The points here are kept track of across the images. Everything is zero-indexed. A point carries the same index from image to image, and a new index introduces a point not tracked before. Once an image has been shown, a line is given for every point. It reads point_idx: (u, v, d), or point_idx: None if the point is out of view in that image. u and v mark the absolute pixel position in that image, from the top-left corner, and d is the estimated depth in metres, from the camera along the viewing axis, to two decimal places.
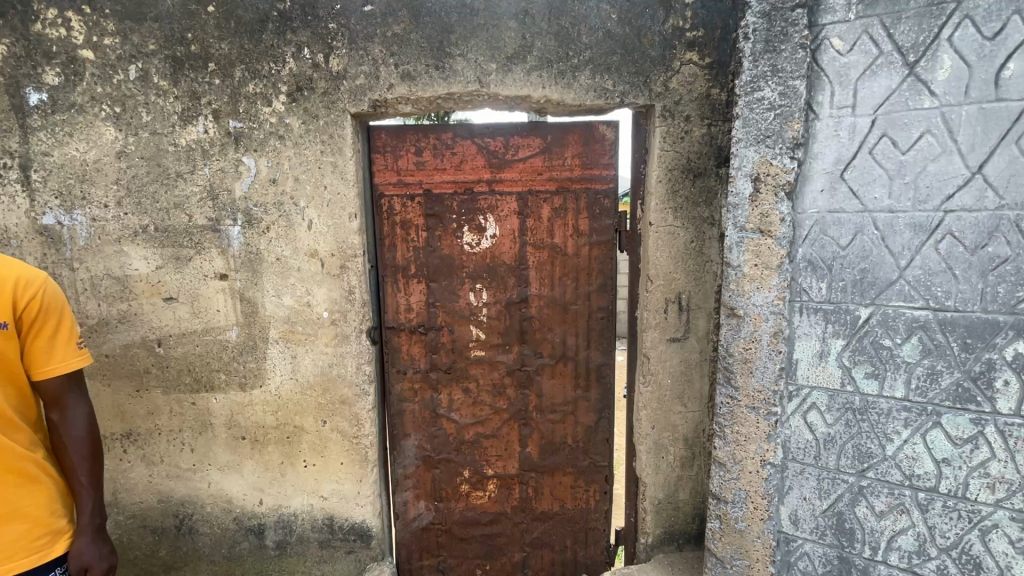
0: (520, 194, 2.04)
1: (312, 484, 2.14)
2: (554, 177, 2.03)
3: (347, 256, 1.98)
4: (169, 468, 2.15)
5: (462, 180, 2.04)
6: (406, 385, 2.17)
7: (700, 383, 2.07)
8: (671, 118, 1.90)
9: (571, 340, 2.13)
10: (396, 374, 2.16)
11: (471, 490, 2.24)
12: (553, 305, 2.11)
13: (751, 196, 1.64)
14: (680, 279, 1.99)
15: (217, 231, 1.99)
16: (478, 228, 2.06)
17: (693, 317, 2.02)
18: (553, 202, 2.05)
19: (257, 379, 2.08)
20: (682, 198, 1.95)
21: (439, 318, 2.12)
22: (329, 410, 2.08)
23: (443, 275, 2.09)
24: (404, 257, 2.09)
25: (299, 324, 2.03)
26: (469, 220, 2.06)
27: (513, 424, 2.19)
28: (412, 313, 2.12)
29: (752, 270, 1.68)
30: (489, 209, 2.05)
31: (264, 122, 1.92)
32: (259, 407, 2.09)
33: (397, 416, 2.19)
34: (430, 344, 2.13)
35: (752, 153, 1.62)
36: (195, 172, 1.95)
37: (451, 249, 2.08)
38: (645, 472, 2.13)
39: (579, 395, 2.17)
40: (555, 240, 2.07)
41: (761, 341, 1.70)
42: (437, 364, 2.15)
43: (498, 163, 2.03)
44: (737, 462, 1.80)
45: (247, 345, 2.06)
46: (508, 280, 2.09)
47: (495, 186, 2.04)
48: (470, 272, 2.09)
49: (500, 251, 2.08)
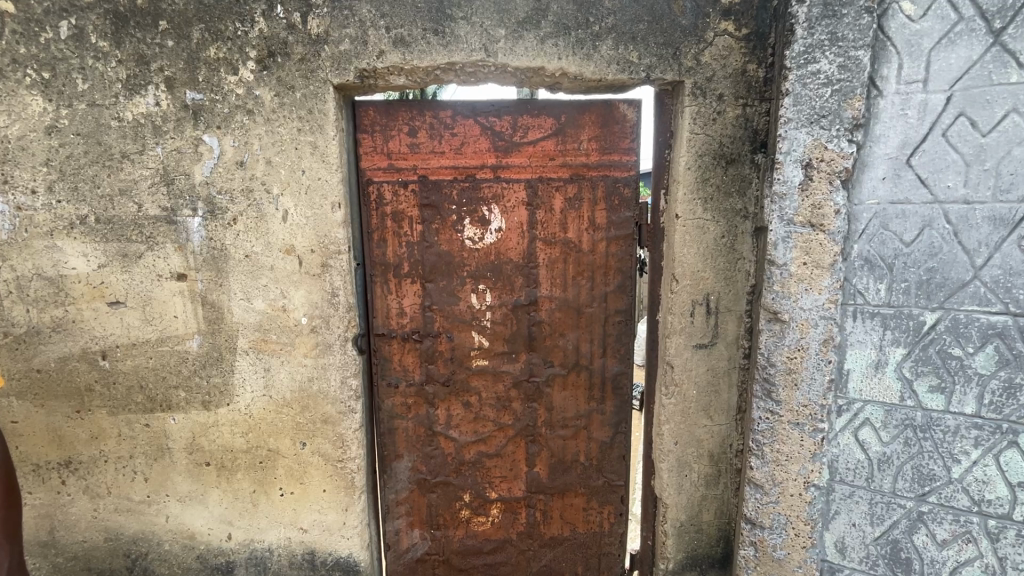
0: (529, 182, 1.79)
1: (290, 515, 1.86)
2: (568, 163, 1.79)
3: (329, 253, 1.70)
4: (118, 501, 1.83)
5: (463, 166, 1.78)
6: (398, 399, 1.90)
7: (728, 393, 1.87)
8: (702, 96, 1.68)
9: (585, 348, 1.90)
10: (386, 388, 1.89)
11: (472, 516, 1.99)
12: (566, 308, 1.87)
13: (801, 184, 1.44)
14: (709, 279, 1.79)
15: (172, 223, 1.68)
16: (480, 221, 1.81)
17: (722, 320, 1.82)
18: (567, 191, 1.81)
19: (223, 396, 1.78)
20: (712, 187, 1.73)
21: (436, 323, 1.85)
22: (309, 430, 1.81)
23: (441, 274, 1.83)
24: (395, 253, 1.82)
25: (273, 332, 1.75)
26: (471, 212, 1.80)
27: (519, 442, 1.95)
28: (405, 318, 1.85)
29: (801, 269, 1.47)
30: (493, 198, 1.80)
31: (229, 93, 1.61)
32: (226, 428, 1.80)
33: (388, 435, 1.92)
34: (426, 353, 1.87)
35: (804, 135, 1.42)
36: (144, 153, 1.64)
37: (450, 245, 1.82)
38: (666, 492, 1.93)
39: (593, 408, 1.94)
40: (568, 234, 1.83)
41: (808, 349, 1.51)
42: (434, 376, 1.89)
43: (504, 146, 1.78)
44: (777, 484, 1.61)
45: (211, 357, 1.76)
46: (515, 281, 1.85)
47: (501, 173, 1.79)
48: (472, 271, 1.83)
49: (506, 247, 1.83)
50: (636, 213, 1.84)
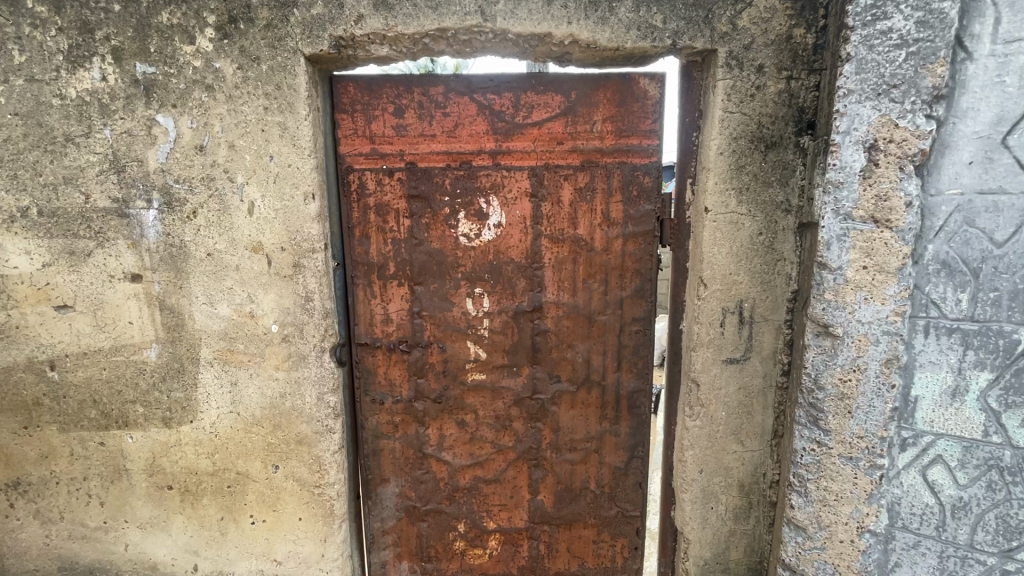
0: (534, 170, 1.55)
1: (261, 545, 1.65)
2: (579, 148, 1.55)
3: (301, 251, 1.48)
4: (73, 527, 1.64)
5: (456, 151, 1.54)
6: (383, 417, 1.68)
7: (762, 416, 1.62)
8: (739, 68, 1.42)
9: (597, 361, 1.66)
10: (370, 405, 1.67)
11: (467, 548, 1.77)
12: (575, 316, 1.62)
13: (863, 171, 1.18)
14: (742, 283, 1.54)
15: (124, 217, 1.47)
16: (477, 215, 1.57)
17: (757, 332, 1.57)
18: (578, 181, 1.56)
19: (186, 413, 1.58)
20: (748, 176, 1.48)
21: (426, 332, 1.62)
22: (281, 452, 1.59)
23: (431, 276, 1.60)
24: (380, 252, 1.59)
25: (239, 342, 1.54)
26: (466, 206, 1.57)
27: (521, 466, 1.72)
28: (391, 326, 1.62)
29: (859, 273, 1.21)
30: (492, 188, 1.56)
31: (185, 66, 1.39)
32: (189, 448, 1.60)
33: (373, 456, 1.70)
34: (415, 366, 1.64)
35: (869, 110, 1.16)
36: (90, 135, 1.43)
37: (442, 243, 1.58)
38: (689, 527, 1.68)
39: (605, 429, 1.71)
40: (578, 230, 1.58)
41: (866, 371, 1.25)
42: (424, 392, 1.66)
43: (504, 128, 1.53)
44: (823, 528, 1.35)
45: (171, 368, 1.55)
46: (516, 284, 1.61)
47: (501, 159, 1.55)
48: (467, 273, 1.60)
49: (507, 246, 1.59)
50: (658, 206, 1.59)
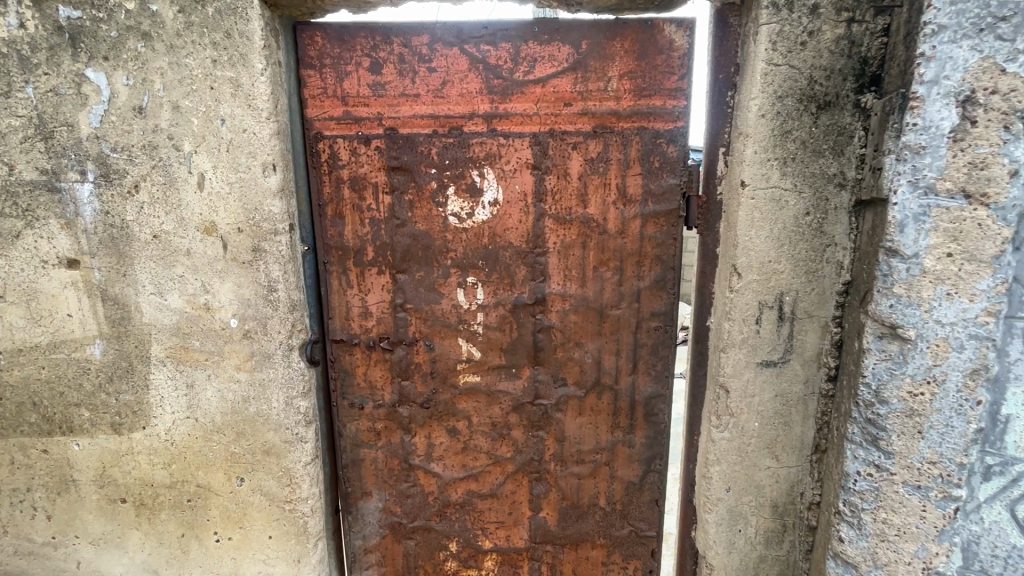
0: (536, 137, 1.31)
1: (228, 565, 1.47)
2: (590, 110, 1.30)
3: (262, 233, 1.26)
4: (18, 542, 1.46)
5: (445, 115, 1.30)
6: (363, 423, 1.47)
7: (802, 427, 1.39)
8: (788, 8, 1.16)
9: (609, 362, 1.43)
10: (348, 409, 1.46)
11: (460, 569, 1.57)
12: (585, 310, 1.39)
13: (953, 131, 0.93)
14: (783, 273, 1.29)
15: (55, 192, 1.25)
16: (469, 191, 1.34)
17: (799, 330, 1.33)
18: (588, 150, 1.31)
19: (138, 418, 1.38)
20: (795, 143, 1.22)
21: (411, 327, 1.40)
22: (247, 463, 1.40)
23: (416, 263, 1.37)
24: (356, 234, 1.36)
25: (194, 338, 1.33)
26: (456, 180, 1.33)
27: (521, 479, 1.51)
28: (371, 321, 1.40)
29: (942, 263, 0.97)
30: (486, 159, 1.32)
31: (116, 10, 1.16)
32: (143, 458, 1.40)
33: (352, 467, 1.50)
34: (398, 366, 1.42)
35: (965, 51, 0.91)
36: (11, 95, 1.21)
37: (429, 223, 1.35)
38: (712, 551, 1.47)
39: (618, 440, 1.49)
40: (589, 209, 1.34)
41: (944, 383, 1.02)
42: (410, 395, 1.45)
43: (501, 86, 1.29)
44: (879, 568, 1.13)
45: (118, 368, 1.35)
46: (515, 272, 1.38)
47: (497, 125, 1.31)
48: (458, 260, 1.37)
49: (504, 227, 1.35)
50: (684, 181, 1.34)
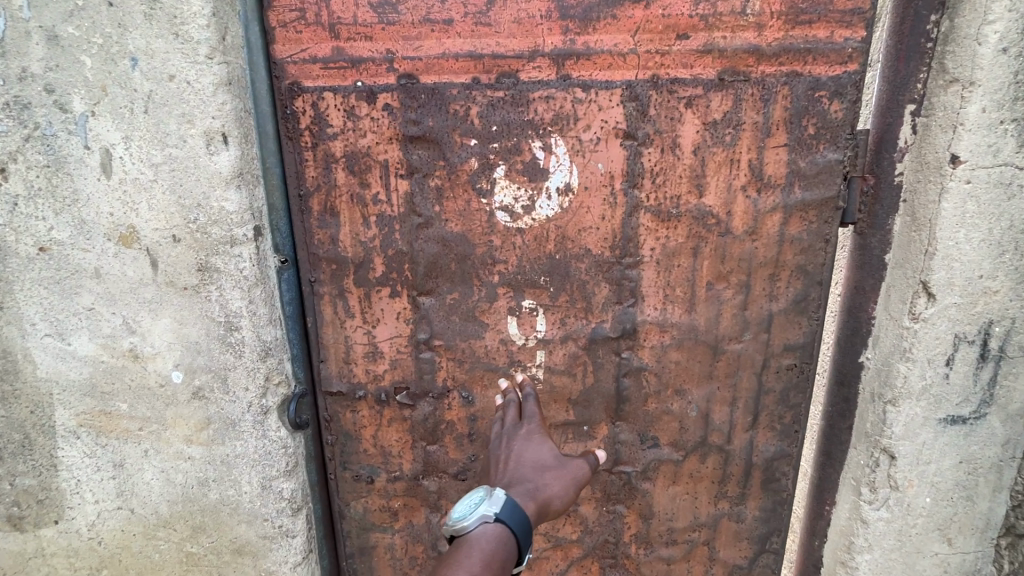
0: (632, 89, 0.86)
1: None
2: (716, 46, 0.84)
3: (211, 243, 0.81)
4: None
5: (492, 52, 0.84)
6: (374, 501, 1.05)
7: (990, 503, 0.99)
8: None
9: (720, 414, 1.02)
10: (353, 484, 1.04)
11: None
12: (691, 345, 0.97)
13: None
14: (997, 294, 0.88)
15: None
16: (529, 172, 0.88)
17: (1008, 373, 0.92)
18: (710, 109, 0.87)
19: (46, 509, 0.95)
20: None
21: (441, 371, 0.97)
22: (210, 567, 0.98)
23: (448, 280, 0.93)
24: (357, 239, 0.91)
25: (119, 399, 0.89)
26: (508, 156, 0.88)
27: (590, 567, 1.11)
28: (382, 365, 0.96)
29: None
30: (555, 123, 0.86)
31: None
32: (60, 562, 0.98)
33: (360, 557, 1.09)
34: (423, 425, 1.00)
35: None
36: None
37: (467, 222, 0.90)
38: None
39: (723, 514, 1.09)
40: (704, 199, 0.90)
41: None
42: (440, 464, 1.03)
43: (580, 6, 0.82)
44: None
45: (8, 442, 0.91)
46: (594, 293, 0.94)
47: (571, 70, 0.85)
48: (509, 275, 0.93)
49: (580, 227, 0.91)
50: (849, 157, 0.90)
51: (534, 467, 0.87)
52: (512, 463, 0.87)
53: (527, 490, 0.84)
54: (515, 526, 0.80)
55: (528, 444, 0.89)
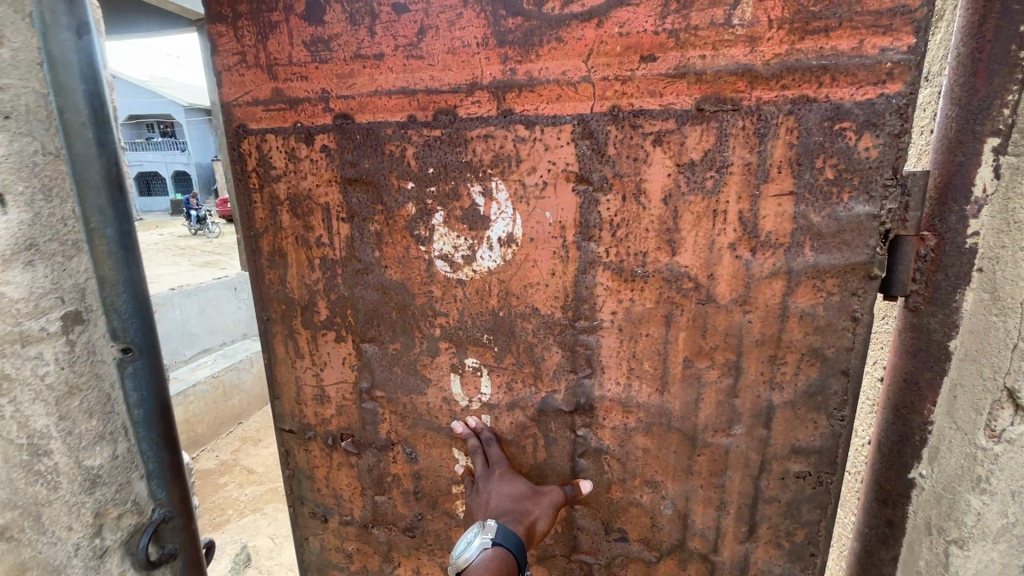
0: (585, 125, 0.71)
1: None
2: (692, 69, 0.66)
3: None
4: None
5: (428, 87, 0.75)
6: (331, 540, 1.03)
7: None
8: None
9: (705, 517, 0.82)
10: (310, 520, 1.03)
11: None
12: (663, 431, 0.79)
13: None
14: None
15: None
16: (468, 219, 0.78)
17: None
18: (685, 148, 0.69)
19: None
20: None
21: (385, 422, 0.91)
22: None
23: (390, 329, 0.87)
24: (304, 280, 0.89)
25: None
26: (445, 201, 0.78)
27: None
28: (329, 409, 0.94)
29: None
30: (495, 165, 0.75)
31: None
32: None
33: None
34: (371, 474, 0.96)
35: None
36: None
37: (406, 270, 0.83)
38: None
39: None
40: (679, 258, 0.72)
41: None
42: (390, 515, 0.98)
43: (521, 29, 0.70)
44: None
45: None
46: (544, 358, 0.81)
47: (514, 104, 0.73)
48: (450, 330, 0.84)
49: (525, 283, 0.78)
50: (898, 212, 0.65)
51: (513, 498, 0.79)
52: (491, 500, 0.78)
53: (516, 519, 0.76)
54: (515, 548, 0.72)
55: (503, 480, 0.81)
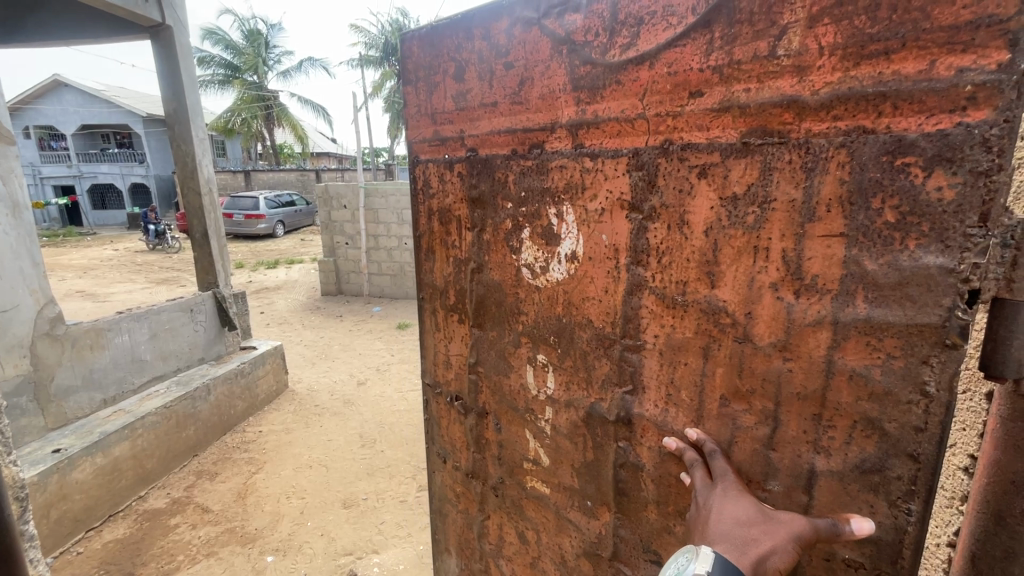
0: (638, 157, 0.77)
1: None
2: (736, 103, 0.65)
3: None
4: None
5: (525, 126, 0.92)
6: (447, 478, 1.31)
7: None
8: None
9: None
10: (436, 458, 1.33)
11: None
12: None
13: None
14: None
15: None
16: (546, 235, 0.92)
17: None
18: (728, 181, 0.68)
19: None
20: None
21: (483, 394, 1.13)
22: None
23: (491, 319, 1.07)
24: (443, 272, 1.16)
25: None
26: (531, 220, 0.94)
27: None
28: (451, 374, 1.21)
29: None
30: (567, 192, 0.87)
31: None
32: None
33: (439, 517, 1.38)
34: (472, 434, 1.18)
35: None
36: None
37: (503, 273, 1.02)
38: None
39: None
40: (718, 291, 0.71)
41: None
42: (483, 472, 1.19)
43: (591, 75, 0.80)
44: None
45: None
46: (596, 367, 0.89)
47: (585, 139, 0.83)
48: (529, 327, 0.99)
49: (583, 296, 0.88)
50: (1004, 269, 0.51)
51: (736, 523, 0.64)
52: (711, 526, 0.65)
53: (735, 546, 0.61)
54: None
55: (729, 504, 0.67)
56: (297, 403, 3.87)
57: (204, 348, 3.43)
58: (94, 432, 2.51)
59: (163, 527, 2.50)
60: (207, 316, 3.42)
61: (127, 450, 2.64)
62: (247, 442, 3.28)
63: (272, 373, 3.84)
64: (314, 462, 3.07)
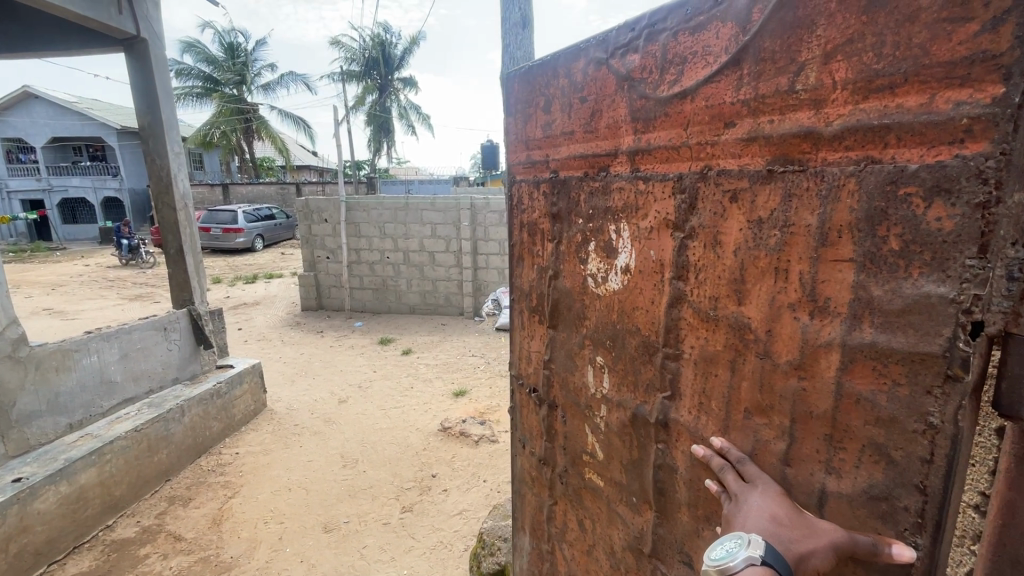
0: (680, 182, 0.84)
1: None
2: (761, 133, 0.70)
3: None
4: None
5: (594, 152, 1.04)
6: (525, 462, 1.46)
7: None
8: None
9: None
10: (518, 442, 1.49)
11: None
12: None
13: None
14: None
15: None
16: (606, 250, 1.03)
17: None
18: (752, 206, 0.72)
19: None
20: None
21: (555, 388, 1.26)
22: None
23: (563, 322, 1.20)
24: (529, 278, 1.33)
25: None
26: (596, 236, 1.06)
27: None
28: (531, 368, 1.36)
29: None
30: (624, 211, 0.97)
31: None
32: None
33: (518, 497, 1.53)
34: (545, 424, 1.32)
35: None
36: None
37: (573, 282, 1.15)
38: None
39: None
40: (743, 309, 0.75)
41: None
42: (552, 460, 1.32)
43: (644, 109, 0.89)
44: None
45: None
46: (642, 372, 0.96)
47: (640, 164, 0.93)
48: (591, 331, 1.10)
49: (634, 305, 0.97)
50: (1008, 301, 0.50)
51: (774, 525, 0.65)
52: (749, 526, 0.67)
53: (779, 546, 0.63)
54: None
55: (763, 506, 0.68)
56: (273, 423, 4.10)
57: (178, 368, 3.67)
58: (59, 458, 2.64)
59: (131, 559, 2.60)
60: (180, 333, 3.68)
61: (93, 476, 2.75)
62: (221, 464, 3.47)
63: (249, 392, 4.08)
64: (293, 487, 3.23)
